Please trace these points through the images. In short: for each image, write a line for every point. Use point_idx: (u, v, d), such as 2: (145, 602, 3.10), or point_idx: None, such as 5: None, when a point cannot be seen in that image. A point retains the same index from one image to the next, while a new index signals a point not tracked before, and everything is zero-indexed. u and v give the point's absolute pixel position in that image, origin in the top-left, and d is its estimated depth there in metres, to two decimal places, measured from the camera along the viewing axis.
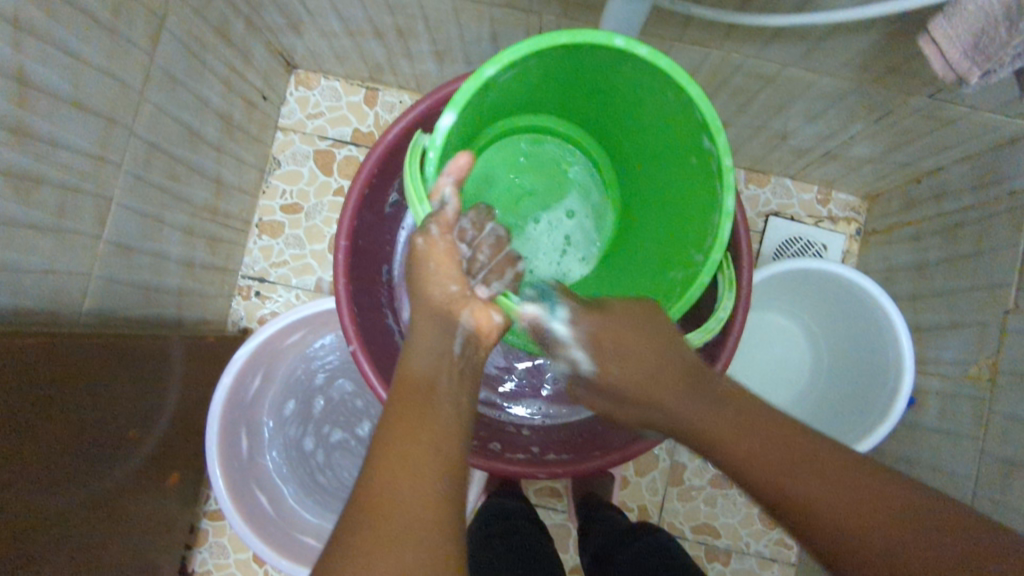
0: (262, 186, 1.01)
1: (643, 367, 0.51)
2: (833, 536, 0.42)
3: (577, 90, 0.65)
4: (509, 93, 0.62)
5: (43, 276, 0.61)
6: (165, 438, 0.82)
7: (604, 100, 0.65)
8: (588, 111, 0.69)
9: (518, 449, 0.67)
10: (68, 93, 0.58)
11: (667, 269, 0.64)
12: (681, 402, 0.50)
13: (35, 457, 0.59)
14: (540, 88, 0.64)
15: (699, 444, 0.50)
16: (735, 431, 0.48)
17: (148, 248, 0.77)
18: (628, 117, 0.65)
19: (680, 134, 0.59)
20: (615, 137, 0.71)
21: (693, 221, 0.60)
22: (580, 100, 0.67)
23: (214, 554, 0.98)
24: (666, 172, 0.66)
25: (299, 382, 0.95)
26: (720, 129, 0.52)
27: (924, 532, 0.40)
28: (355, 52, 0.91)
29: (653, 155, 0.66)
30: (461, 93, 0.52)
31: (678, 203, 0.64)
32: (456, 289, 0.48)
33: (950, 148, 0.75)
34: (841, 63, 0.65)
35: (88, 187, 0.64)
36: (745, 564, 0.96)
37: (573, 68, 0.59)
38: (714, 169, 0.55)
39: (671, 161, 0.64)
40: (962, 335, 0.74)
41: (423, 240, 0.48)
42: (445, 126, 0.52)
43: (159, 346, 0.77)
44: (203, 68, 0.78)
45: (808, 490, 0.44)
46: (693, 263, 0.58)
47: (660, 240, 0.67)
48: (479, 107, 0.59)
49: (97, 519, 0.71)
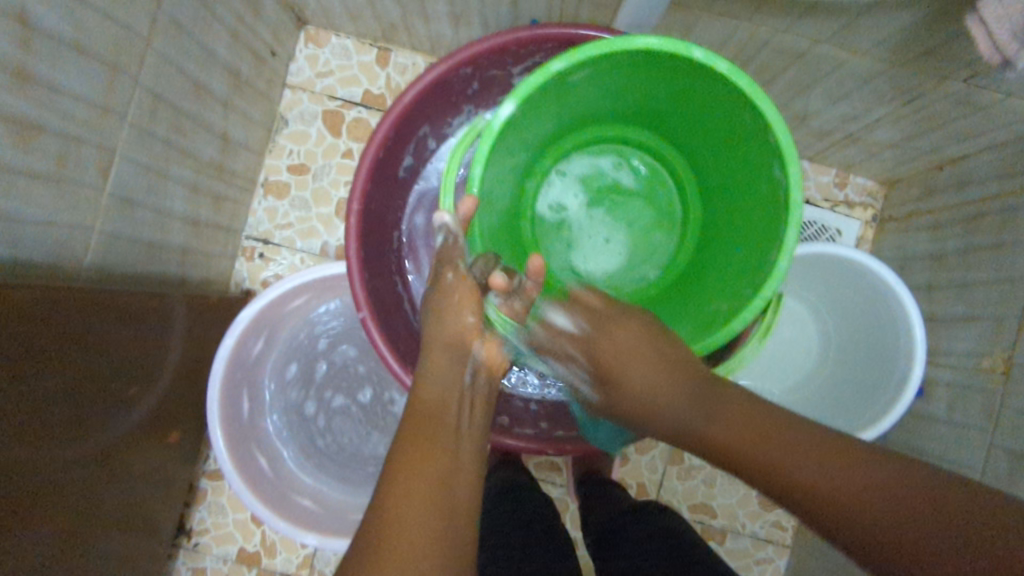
0: (268, 146, 0.99)
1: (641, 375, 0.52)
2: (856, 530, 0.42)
3: (646, 101, 0.68)
4: (577, 94, 0.64)
5: (46, 227, 0.60)
6: (166, 395, 0.81)
7: (677, 112, 0.67)
8: (659, 116, 0.70)
9: (526, 424, 0.69)
10: (71, 37, 0.56)
11: (719, 293, 0.65)
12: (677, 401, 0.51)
13: (40, 409, 0.59)
14: (614, 92, 0.66)
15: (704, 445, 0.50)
16: (793, 455, 0.45)
17: (151, 204, 0.75)
18: (698, 125, 0.67)
19: (759, 167, 0.60)
20: (686, 145, 0.72)
21: (762, 233, 0.61)
22: (652, 110, 0.69)
23: (212, 513, 0.98)
24: (735, 180, 0.66)
25: (301, 345, 0.93)
26: (795, 151, 0.54)
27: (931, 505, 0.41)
28: (368, 10, 0.88)
29: (726, 160, 0.66)
30: (526, 83, 0.55)
31: (745, 225, 0.65)
32: (473, 321, 0.54)
33: (977, 136, 0.73)
34: (875, 42, 0.63)
35: (89, 137, 0.62)
36: (740, 544, 0.97)
37: (646, 73, 0.61)
38: (782, 197, 0.57)
39: (742, 187, 0.65)
40: (977, 327, 0.74)
41: (452, 275, 0.56)
42: (506, 111, 0.56)
43: (161, 304, 0.75)
44: (212, 18, 0.75)
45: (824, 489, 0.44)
46: (744, 293, 0.60)
47: (721, 263, 0.68)
48: (540, 107, 0.62)
49: (98, 474, 0.71)
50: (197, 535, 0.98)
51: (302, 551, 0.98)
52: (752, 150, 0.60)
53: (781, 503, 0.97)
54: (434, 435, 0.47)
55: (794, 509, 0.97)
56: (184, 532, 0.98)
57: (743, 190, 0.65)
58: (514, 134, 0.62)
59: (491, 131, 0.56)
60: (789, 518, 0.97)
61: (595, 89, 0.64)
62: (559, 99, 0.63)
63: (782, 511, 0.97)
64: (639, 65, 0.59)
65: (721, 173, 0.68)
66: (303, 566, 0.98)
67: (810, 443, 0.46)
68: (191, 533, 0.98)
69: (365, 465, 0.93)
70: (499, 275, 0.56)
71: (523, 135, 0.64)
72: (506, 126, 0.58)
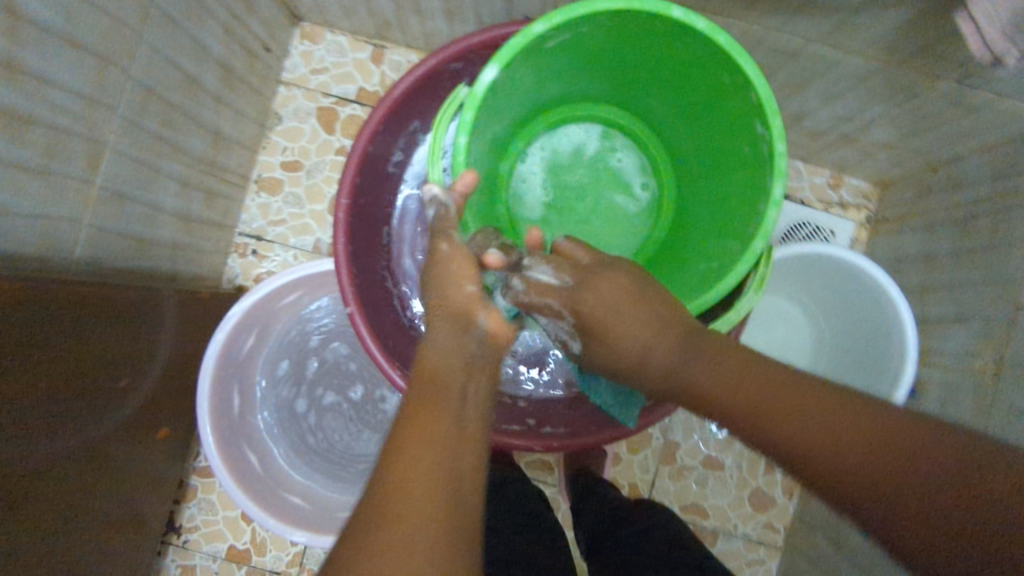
0: (262, 141, 0.99)
1: (626, 324, 0.51)
2: (812, 468, 0.41)
3: (623, 71, 0.68)
4: (558, 62, 0.64)
5: (33, 221, 0.59)
6: (155, 391, 0.80)
7: (656, 84, 0.68)
8: (637, 89, 0.71)
9: (513, 420, 0.69)
10: (61, 29, 0.56)
11: (704, 258, 0.66)
12: (688, 363, 0.49)
13: (28, 403, 0.58)
14: (593, 63, 0.67)
15: (677, 385, 0.49)
16: (767, 391, 0.45)
17: (142, 198, 0.75)
18: (677, 96, 0.67)
19: (738, 133, 0.61)
20: (665, 117, 0.72)
21: (744, 197, 0.61)
22: (628, 81, 0.70)
23: (202, 511, 0.98)
24: (716, 149, 0.67)
25: (293, 343, 0.93)
26: (776, 112, 0.54)
27: (898, 443, 0.39)
28: (362, 6, 0.88)
29: (707, 129, 0.67)
30: (506, 48, 0.55)
31: (726, 191, 0.66)
32: (474, 291, 0.51)
33: (968, 138, 0.73)
34: (867, 41, 0.63)
35: (78, 129, 0.61)
36: (732, 545, 0.97)
37: (624, 41, 0.62)
38: (763, 153, 0.57)
39: (721, 153, 0.66)
40: (968, 329, 0.74)
41: (446, 245, 0.53)
42: (488, 79, 0.55)
43: (150, 299, 0.75)
44: (205, 12, 0.75)
45: (801, 432, 0.42)
46: (729, 251, 0.61)
47: (705, 233, 0.69)
48: (521, 74, 0.62)
49: (86, 471, 0.71)
50: (187, 533, 0.97)
51: (292, 549, 0.97)
52: (731, 117, 0.61)
53: (773, 504, 0.97)
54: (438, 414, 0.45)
55: (786, 511, 0.97)
56: (173, 529, 0.97)
57: (725, 160, 0.65)
58: (496, 100, 0.61)
59: (476, 97, 0.55)
60: (781, 520, 0.97)
61: (577, 57, 0.65)
62: (538, 67, 0.63)
63: (774, 512, 0.97)
64: (623, 32, 0.60)
65: (702, 142, 0.69)
66: (293, 564, 0.97)
67: (772, 376, 0.45)
68: (180, 531, 0.97)
69: (355, 463, 0.93)
70: (494, 253, 0.55)
71: (506, 102, 0.64)
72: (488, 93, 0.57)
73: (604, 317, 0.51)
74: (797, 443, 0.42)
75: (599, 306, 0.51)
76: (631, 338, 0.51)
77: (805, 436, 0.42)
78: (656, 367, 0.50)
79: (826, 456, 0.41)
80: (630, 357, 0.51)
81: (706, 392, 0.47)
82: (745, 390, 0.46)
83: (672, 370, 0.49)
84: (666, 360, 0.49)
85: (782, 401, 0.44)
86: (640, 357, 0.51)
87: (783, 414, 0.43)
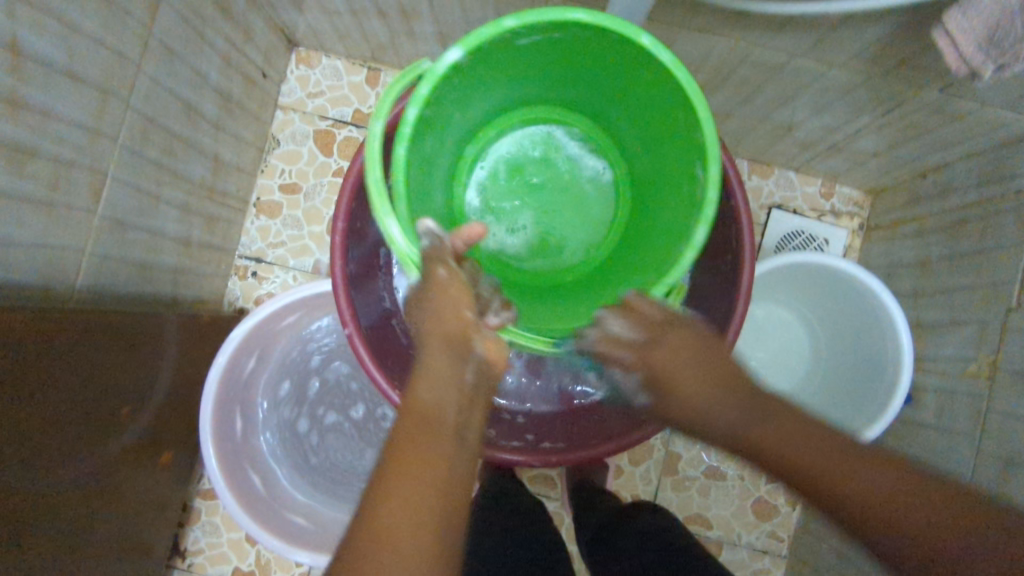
0: (261, 165, 1.00)
1: (683, 376, 0.50)
2: (855, 514, 0.44)
3: (592, 88, 0.68)
4: (513, 66, 0.64)
5: (37, 250, 0.60)
6: (158, 416, 0.81)
7: (605, 90, 0.67)
8: (591, 95, 0.70)
9: (512, 437, 0.69)
10: (62, 64, 0.57)
11: (651, 261, 0.66)
12: (746, 420, 0.48)
13: (34, 433, 0.59)
14: (544, 70, 0.66)
15: (723, 435, 0.49)
16: (795, 444, 0.47)
17: (144, 225, 0.76)
18: (627, 102, 0.66)
19: (684, 150, 0.61)
20: (618, 123, 0.72)
21: (685, 202, 0.61)
22: (597, 99, 0.70)
23: (207, 533, 0.98)
24: (663, 153, 0.66)
25: (294, 363, 0.94)
26: (710, 125, 0.55)
27: (943, 506, 0.43)
28: (357, 31, 0.90)
29: (653, 133, 0.66)
30: (473, 35, 0.54)
31: (672, 195, 0.65)
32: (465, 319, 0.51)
33: (955, 146, 0.75)
34: (850, 54, 0.64)
35: (81, 160, 0.63)
36: (736, 555, 0.97)
37: (592, 57, 0.61)
38: (698, 194, 0.58)
39: (666, 156, 0.66)
40: (962, 333, 0.74)
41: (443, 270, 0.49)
42: (447, 62, 0.54)
43: (151, 324, 0.76)
44: (202, 42, 0.76)
45: (859, 484, 0.44)
46: (670, 257, 0.61)
47: (652, 240, 0.68)
48: (482, 69, 0.61)
49: (90, 498, 0.71)
50: (192, 556, 0.97)
51: (296, 570, 0.97)
52: (673, 121, 0.61)
53: (776, 512, 0.97)
54: (429, 446, 0.43)
55: (789, 520, 0.97)
56: (178, 552, 0.97)
57: (667, 161, 0.66)
58: (452, 92, 0.60)
59: (433, 77, 0.54)
60: (785, 529, 0.97)
61: (534, 62, 0.64)
62: (498, 67, 0.62)
63: (778, 521, 0.97)
64: (578, 41, 0.59)
65: (650, 146, 0.68)
66: None
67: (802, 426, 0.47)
68: (185, 554, 0.97)
69: (357, 481, 0.93)
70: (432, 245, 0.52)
71: (455, 106, 0.64)
72: (440, 90, 0.57)
73: (673, 371, 0.50)
74: (837, 488, 0.45)
75: (667, 355, 0.50)
76: (681, 378, 0.50)
77: (879, 489, 0.44)
78: (708, 418, 0.49)
79: (879, 518, 0.43)
80: (699, 409, 0.49)
81: (758, 443, 0.48)
82: (799, 441, 0.47)
83: (718, 419, 0.49)
84: (711, 410, 0.49)
85: (816, 453, 0.46)
86: (693, 403, 0.49)
87: (845, 475, 0.45)
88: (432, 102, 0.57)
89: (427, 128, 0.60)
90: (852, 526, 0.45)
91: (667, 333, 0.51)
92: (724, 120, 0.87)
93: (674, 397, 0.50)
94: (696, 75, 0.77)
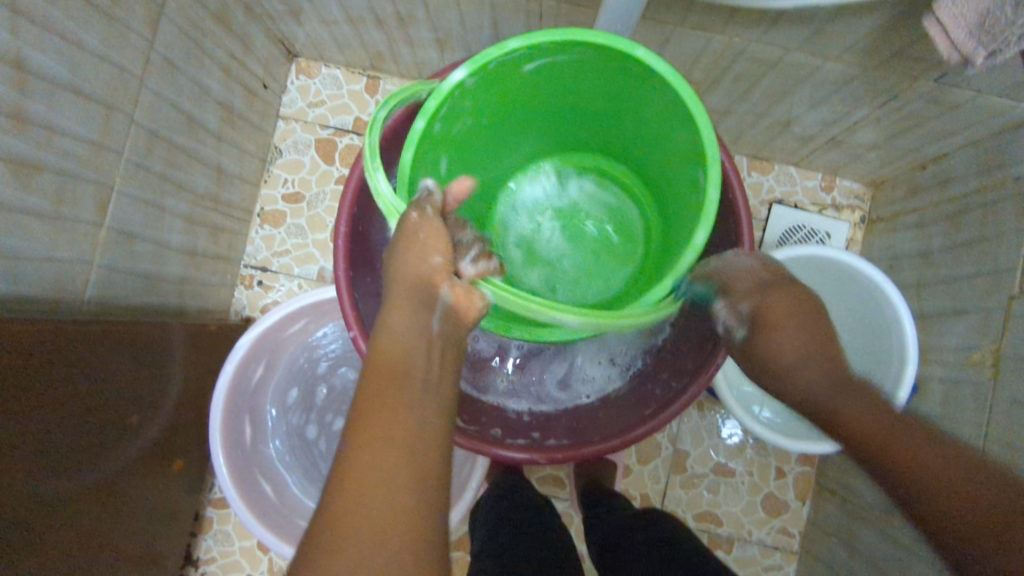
0: (264, 175, 1.01)
1: (784, 336, 0.52)
2: (918, 483, 0.44)
3: (606, 116, 0.69)
4: (522, 92, 0.65)
5: (45, 263, 0.61)
6: (168, 425, 0.82)
7: (613, 116, 0.68)
8: (605, 125, 0.71)
9: (518, 434, 0.68)
10: (66, 79, 0.58)
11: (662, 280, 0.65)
12: (818, 381, 0.51)
13: (47, 444, 0.60)
14: (555, 98, 0.67)
15: (796, 394, 0.52)
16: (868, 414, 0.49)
17: (150, 237, 0.78)
18: (632, 125, 0.67)
19: (688, 175, 0.61)
20: (635, 152, 0.72)
21: (691, 219, 0.61)
22: (622, 133, 0.70)
23: (218, 542, 0.99)
24: (670, 171, 0.66)
25: (301, 370, 0.95)
26: (710, 135, 0.55)
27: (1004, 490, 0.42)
28: (355, 40, 0.91)
29: (661, 153, 0.66)
30: (480, 56, 0.56)
31: (683, 216, 0.64)
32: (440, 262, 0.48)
33: (953, 135, 0.75)
34: (844, 46, 0.65)
35: (87, 174, 0.64)
36: (747, 552, 0.96)
37: (604, 85, 0.63)
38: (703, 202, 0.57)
39: (675, 178, 0.65)
40: (965, 321, 0.74)
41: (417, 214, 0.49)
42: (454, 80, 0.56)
43: (159, 334, 0.77)
44: (203, 54, 0.77)
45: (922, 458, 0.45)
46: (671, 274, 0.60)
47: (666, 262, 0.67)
48: (494, 92, 0.62)
49: (104, 509, 0.72)
50: (205, 564, 0.98)
51: None
52: (674, 139, 0.61)
53: (786, 507, 0.97)
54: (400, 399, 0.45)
55: (800, 515, 0.97)
56: (191, 561, 0.98)
57: (676, 178, 0.65)
58: (463, 113, 0.62)
59: (441, 93, 0.56)
60: (796, 524, 0.97)
61: (545, 89, 0.65)
62: (509, 91, 0.64)
63: (788, 517, 0.97)
64: (579, 62, 0.60)
65: (663, 171, 0.68)
66: None
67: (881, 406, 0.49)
68: (198, 563, 0.98)
69: None
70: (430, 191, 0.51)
71: (469, 129, 0.65)
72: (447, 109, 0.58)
73: (777, 333, 0.52)
74: (904, 460, 0.45)
75: (783, 308, 0.52)
76: (779, 325, 0.52)
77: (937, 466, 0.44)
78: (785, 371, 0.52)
79: (936, 483, 0.44)
80: (785, 368, 0.52)
81: (822, 403, 0.50)
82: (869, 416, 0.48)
83: (788, 372, 0.51)
84: (792, 369, 0.51)
85: (879, 426, 0.48)
86: (774, 358, 0.52)
87: (914, 450, 0.46)
88: (440, 118, 0.59)
89: (444, 132, 0.61)
90: (906, 496, 0.45)
91: (778, 287, 0.53)
92: (722, 117, 0.87)
93: (765, 349, 0.52)
94: (692, 73, 0.77)
